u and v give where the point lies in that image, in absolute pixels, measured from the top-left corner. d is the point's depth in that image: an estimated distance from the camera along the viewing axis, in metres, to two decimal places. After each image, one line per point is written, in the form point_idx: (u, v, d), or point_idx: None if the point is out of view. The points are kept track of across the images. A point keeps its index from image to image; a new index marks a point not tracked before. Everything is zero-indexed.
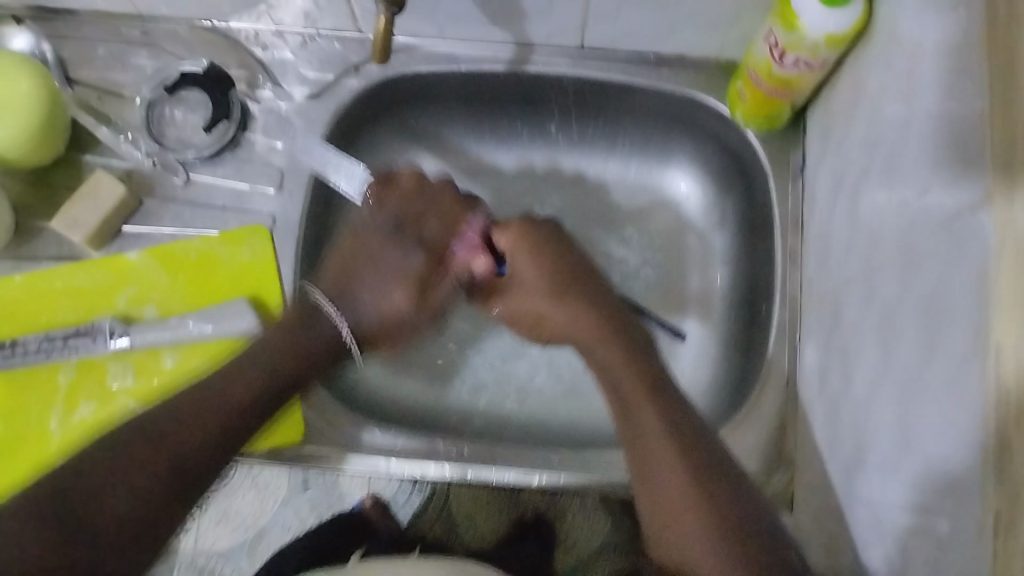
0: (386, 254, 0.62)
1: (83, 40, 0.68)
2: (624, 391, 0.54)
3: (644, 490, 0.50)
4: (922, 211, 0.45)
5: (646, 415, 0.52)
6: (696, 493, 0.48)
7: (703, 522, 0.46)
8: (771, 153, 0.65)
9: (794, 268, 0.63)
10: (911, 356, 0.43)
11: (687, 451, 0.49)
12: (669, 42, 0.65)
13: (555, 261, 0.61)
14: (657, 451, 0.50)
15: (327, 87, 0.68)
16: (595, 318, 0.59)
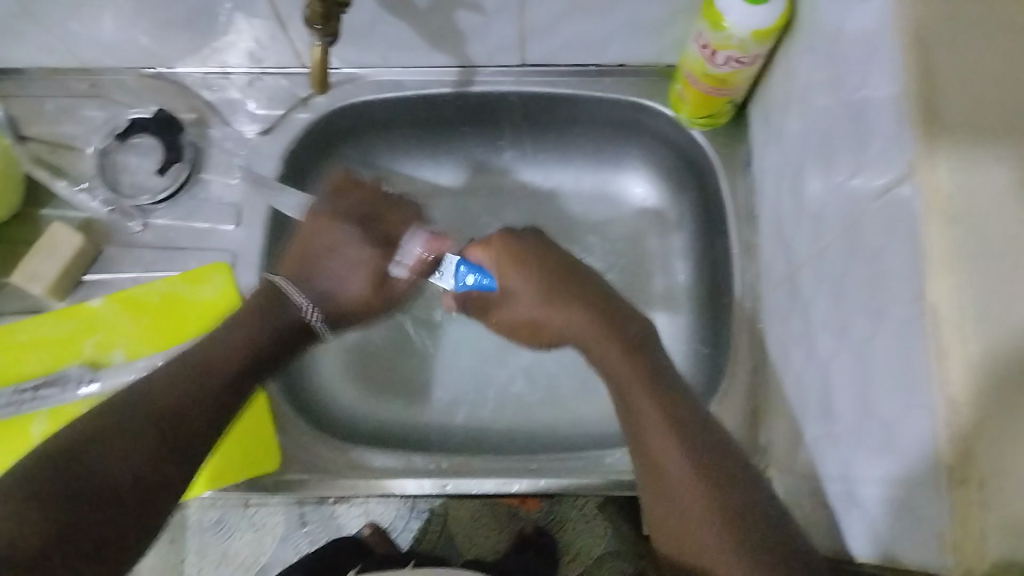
0: (342, 254, 0.65)
1: (32, 98, 0.68)
2: (620, 380, 0.53)
3: (649, 480, 0.49)
4: (858, 189, 0.46)
5: (651, 421, 0.50)
6: (701, 480, 0.47)
7: (710, 511, 0.46)
8: (719, 150, 0.66)
9: (751, 259, 0.63)
10: (862, 330, 0.44)
11: (683, 433, 0.49)
12: (610, 51, 0.66)
13: (545, 265, 0.60)
14: (660, 444, 0.49)
15: (278, 123, 0.68)
16: (593, 323, 0.56)
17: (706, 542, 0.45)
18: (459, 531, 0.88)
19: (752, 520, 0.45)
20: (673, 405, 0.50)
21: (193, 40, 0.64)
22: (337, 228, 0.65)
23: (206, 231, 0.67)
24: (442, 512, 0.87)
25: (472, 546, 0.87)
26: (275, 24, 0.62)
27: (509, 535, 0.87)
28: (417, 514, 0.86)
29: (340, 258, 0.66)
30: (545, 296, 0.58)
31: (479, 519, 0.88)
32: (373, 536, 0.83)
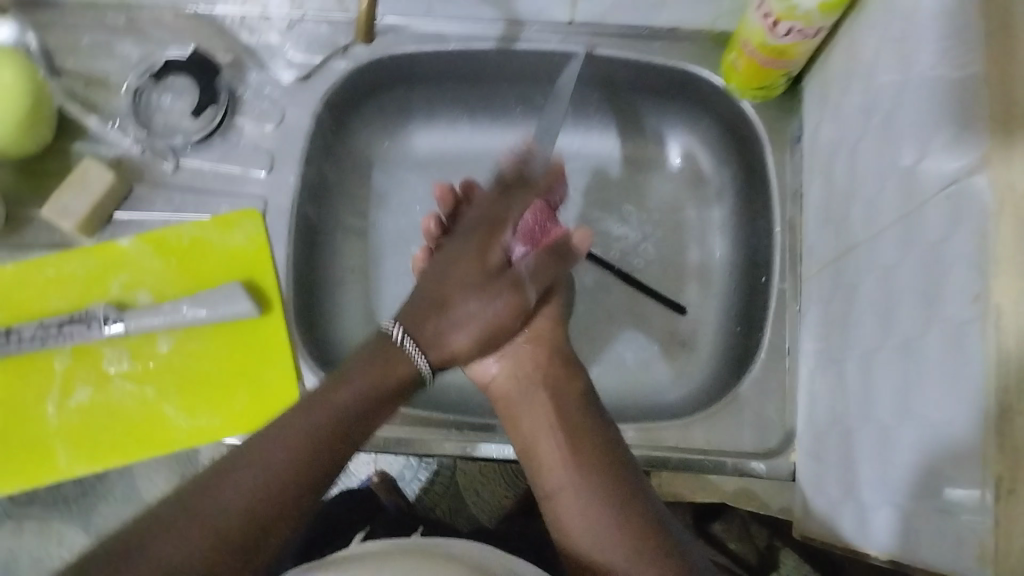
0: (460, 266, 0.57)
1: (69, 29, 0.67)
2: (529, 422, 0.56)
3: (545, 480, 0.52)
4: (919, 175, 0.44)
5: (546, 440, 0.54)
6: (596, 478, 0.51)
7: (595, 506, 0.49)
8: (767, 123, 0.64)
9: (793, 238, 0.62)
10: (911, 321, 0.43)
11: (598, 465, 0.51)
12: (663, 13, 0.64)
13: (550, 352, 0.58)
14: (554, 456, 0.53)
15: (317, 70, 0.67)
16: (541, 367, 0.58)
17: (577, 525, 0.49)
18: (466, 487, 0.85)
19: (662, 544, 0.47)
20: (598, 439, 0.53)
21: None
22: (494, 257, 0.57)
23: (240, 175, 0.66)
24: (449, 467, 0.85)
25: (477, 503, 0.85)
26: None
27: (516, 492, 0.84)
28: (426, 465, 0.85)
29: (457, 276, 0.56)
30: (520, 370, 0.58)
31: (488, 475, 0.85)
32: (380, 484, 0.81)
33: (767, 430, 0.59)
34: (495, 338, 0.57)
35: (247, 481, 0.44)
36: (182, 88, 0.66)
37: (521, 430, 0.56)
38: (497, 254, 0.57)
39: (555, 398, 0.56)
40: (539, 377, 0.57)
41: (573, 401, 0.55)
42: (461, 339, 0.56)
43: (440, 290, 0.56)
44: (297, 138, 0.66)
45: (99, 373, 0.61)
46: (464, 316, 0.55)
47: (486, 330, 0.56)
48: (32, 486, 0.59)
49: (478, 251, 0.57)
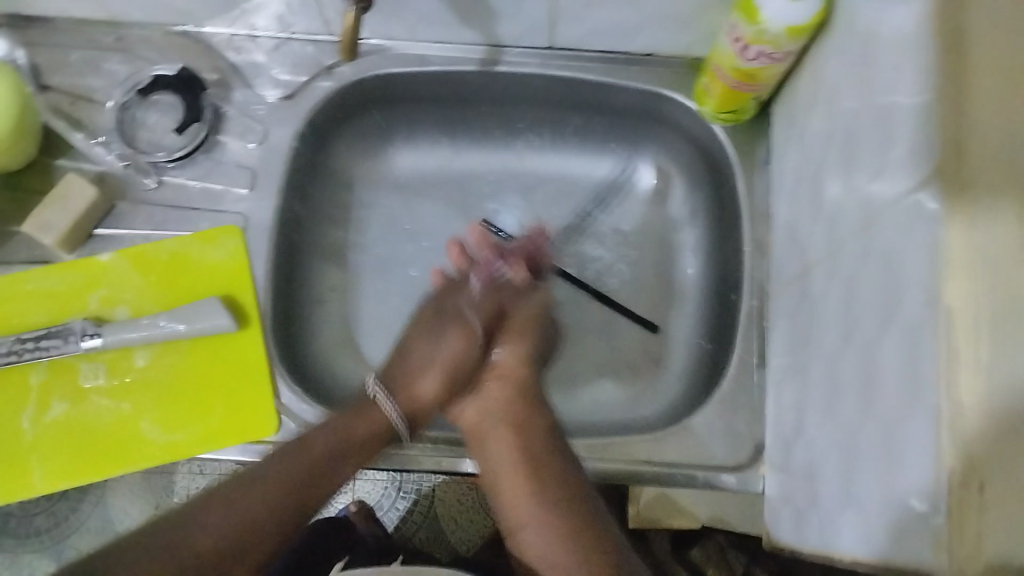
0: (421, 347, 0.62)
1: (56, 47, 0.68)
2: (504, 457, 0.57)
3: (506, 502, 0.56)
4: (877, 191, 0.46)
5: (514, 485, 0.56)
6: (562, 507, 0.54)
7: (558, 532, 0.53)
8: (739, 146, 0.66)
9: (762, 258, 0.63)
10: (871, 331, 0.44)
11: (552, 483, 0.55)
12: (637, 39, 0.66)
13: (526, 399, 0.60)
14: (520, 483, 0.56)
15: (301, 89, 0.68)
16: (519, 407, 0.60)
17: (547, 554, 0.53)
18: (444, 514, 0.84)
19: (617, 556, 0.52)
20: (551, 459, 0.57)
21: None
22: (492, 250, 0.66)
23: (220, 192, 0.66)
24: (428, 494, 0.84)
25: (457, 532, 0.83)
26: None
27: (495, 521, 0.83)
28: (405, 494, 0.84)
29: (420, 353, 0.62)
30: (510, 346, 0.62)
31: (465, 503, 0.84)
32: (358, 514, 0.79)
33: (737, 445, 0.60)
34: (460, 383, 0.62)
35: (221, 521, 0.51)
36: (168, 106, 0.67)
37: (486, 455, 0.58)
38: (457, 302, 0.64)
39: (518, 427, 0.58)
40: (517, 369, 0.61)
41: (544, 436, 0.58)
42: (420, 383, 0.61)
43: (416, 377, 0.61)
44: (280, 156, 0.67)
45: (76, 388, 0.61)
46: (415, 364, 0.62)
47: (450, 368, 0.61)
48: (4, 502, 0.58)
49: (442, 353, 0.62)
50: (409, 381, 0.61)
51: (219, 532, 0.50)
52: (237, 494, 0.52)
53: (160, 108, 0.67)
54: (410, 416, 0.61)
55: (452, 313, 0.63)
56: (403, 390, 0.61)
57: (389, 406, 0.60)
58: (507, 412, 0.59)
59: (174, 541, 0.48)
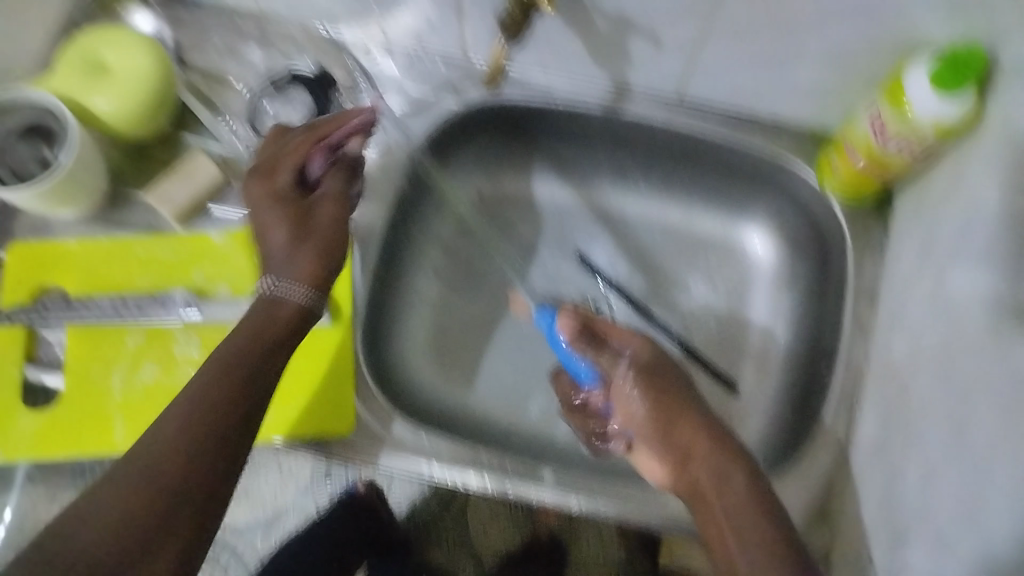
0: (267, 206, 0.53)
1: (199, 26, 0.70)
2: (701, 472, 0.49)
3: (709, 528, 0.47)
4: (1010, 309, 0.45)
5: (716, 502, 0.47)
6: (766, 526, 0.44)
7: (747, 518, 0.45)
8: (854, 226, 0.65)
9: (861, 342, 0.62)
10: (984, 454, 0.43)
11: (738, 494, 0.47)
12: (768, 103, 0.65)
13: (671, 400, 0.54)
14: (719, 495, 0.47)
15: (427, 104, 0.69)
16: (655, 411, 0.53)
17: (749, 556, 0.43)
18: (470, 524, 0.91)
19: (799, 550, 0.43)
20: (732, 473, 0.48)
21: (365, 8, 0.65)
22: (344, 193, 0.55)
23: None
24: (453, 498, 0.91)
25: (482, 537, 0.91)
26: (450, 7, 0.63)
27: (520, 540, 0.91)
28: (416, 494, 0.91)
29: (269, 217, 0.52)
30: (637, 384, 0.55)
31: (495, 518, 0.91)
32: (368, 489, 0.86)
33: (809, 529, 0.59)
34: (332, 248, 0.53)
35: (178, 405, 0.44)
36: (296, 101, 0.67)
37: (715, 517, 0.47)
38: (285, 172, 0.54)
39: (713, 461, 0.49)
40: (665, 405, 0.53)
41: (725, 452, 0.49)
42: (304, 263, 0.51)
43: (284, 257, 0.51)
44: (395, 164, 0.68)
45: (169, 356, 0.61)
46: (283, 246, 0.51)
47: (327, 248, 0.53)
48: (85, 454, 0.59)
49: (275, 210, 0.52)
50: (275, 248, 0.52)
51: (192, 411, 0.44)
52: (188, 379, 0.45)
53: (289, 102, 0.67)
54: (315, 286, 0.52)
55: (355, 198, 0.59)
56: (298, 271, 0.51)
57: (296, 290, 0.51)
58: (700, 459, 0.50)
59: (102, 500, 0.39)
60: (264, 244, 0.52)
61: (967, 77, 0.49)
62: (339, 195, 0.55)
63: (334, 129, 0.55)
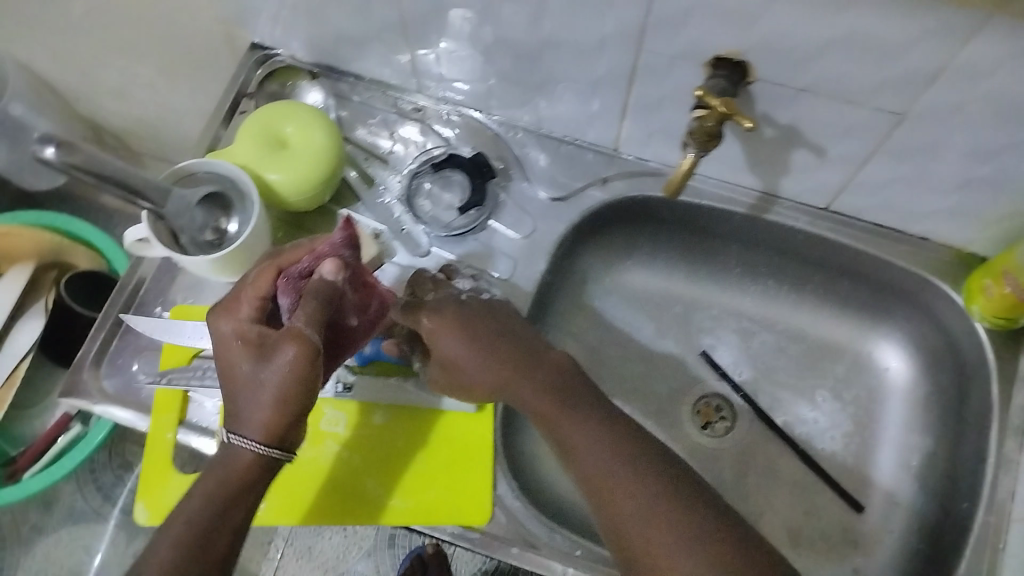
0: (226, 348, 0.53)
1: (363, 104, 0.74)
2: (622, 492, 0.51)
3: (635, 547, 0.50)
4: None
5: (635, 510, 0.51)
6: (695, 536, 0.49)
7: (695, 548, 0.48)
8: (999, 353, 0.64)
9: (1007, 474, 0.61)
10: None
11: (665, 512, 0.50)
12: (920, 223, 0.66)
13: (591, 405, 0.56)
14: (644, 519, 0.50)
15: (573, 194, 0.71)
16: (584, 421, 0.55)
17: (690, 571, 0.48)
18: None
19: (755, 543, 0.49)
20: (666, 488, 0.51)
21: (528, 99, 0.68)
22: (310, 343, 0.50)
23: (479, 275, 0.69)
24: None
25: None
26: (615, 108, 0.65)
27: None
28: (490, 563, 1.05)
29: (231, 355, 0.52)
30: (471, 332, 0.59)
31: None
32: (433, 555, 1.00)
33: None
34: (263, 377, 0.50)
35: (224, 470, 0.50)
36: (454, 182, 0.70)
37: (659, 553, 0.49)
38: (244, 303, 0.54)
39: (621, 461, 0.53)
40: (507, 371, 0.58)
41: (586, 421, 0.55)
42: (264, 412, 0.50)
43: (238, 405, 0.51)
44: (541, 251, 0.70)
45: (316, 430, 0.64)
46: (248, 383, 0.50)
47: (290, 380, 0.50)
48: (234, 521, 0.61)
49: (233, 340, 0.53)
50: (249, 401, 0.50)
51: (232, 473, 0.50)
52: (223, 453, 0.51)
53: (447, 183, 0.70)
54: (271, 434, 0.50)
55: (336, 343, 0.57)
56: (250, 416, 0.50)
57: (250, 444, 0.50)
58: (595, 459, 0.53)
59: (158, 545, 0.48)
60: (231, 382, 0.52)
61: None
62: (303, 331, 0.50)
63: (302, 254, 0.56)
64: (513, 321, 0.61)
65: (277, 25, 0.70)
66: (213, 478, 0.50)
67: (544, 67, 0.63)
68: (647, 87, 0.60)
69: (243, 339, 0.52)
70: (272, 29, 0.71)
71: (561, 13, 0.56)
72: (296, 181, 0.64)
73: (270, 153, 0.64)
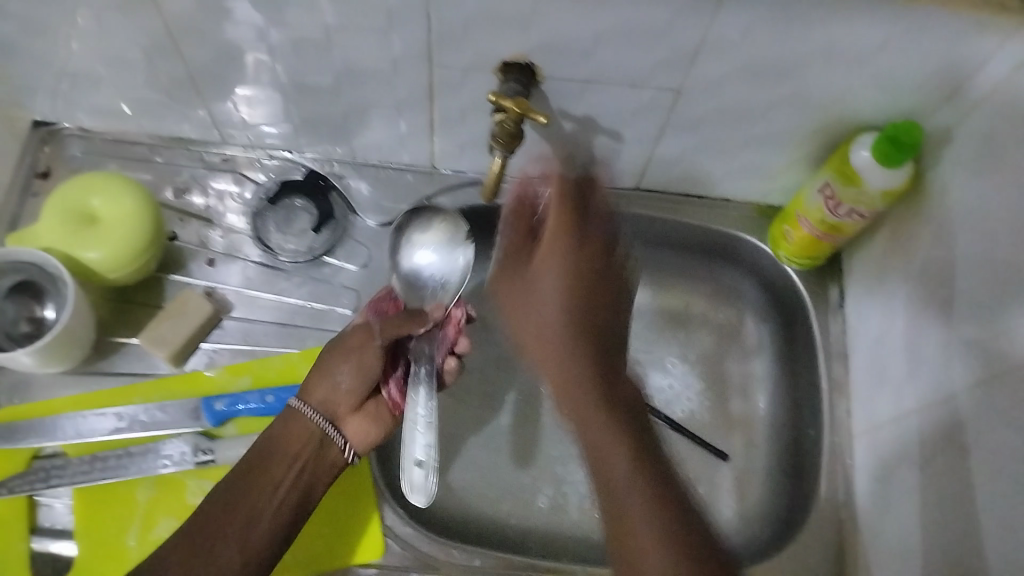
0: (327, 355, 0.60)
1: (170, 165, 0.72)
2: (615, 459, 0.48)
3: (622, 556, 0.46)
4: (1002, 344, 0.50)
5: (597, 420, 0.50)
6: (654, 478, 0.48)
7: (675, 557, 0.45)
8: (811, 290, 0.71)
9: (841, 397, 0.68)
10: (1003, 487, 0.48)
11: (661, 525, 0.46)
12: (718, 187, 0.72)
13: (601, 312, 0.56)
14: (651, 560, 0.45)
15: (401, 217, 0.72)
16: (589, 360, 0.53)
17: (620, 470, 0.48)
18: None
19: (682, 513, 0.47)
20: (631, 446, 0.49)
21: (335, 131, 0.69)
22: (377, 347, 0.59)
23: (322, 312, 0.68)
24: None
25: None
26: (423, 126, 0.67)
27: None
28: None
29: (328, 361, 0.60)
30: (560, 266, 0.56)
31: None
32: None
33: None
34: (336, 383, 0.59)
35: (273, 484, 0.56)
36: (297, 209, 0.71)
37: (591, 436, 0.50)
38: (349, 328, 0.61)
39: (603, 428, 0.50)
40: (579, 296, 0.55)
41: (596, 399, 0.51)
42: (340, 396, 0.59)
43: (319, 392, 0.59)
44: (379, 281, 0.70)
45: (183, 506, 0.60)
46: (332, 380, 0.59)
47: (362, 379, 0.59)
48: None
49: (358, 347, 0.59)
50: (312, 386, 0.59)
51: (293, 464, 0.57)
52: (273, 466, 0.56)
53: (289, 213, 0.71)
54: (331, 416, 0.59)
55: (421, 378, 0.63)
56: (305, 395, 0.59)
57: (316, 420, 0.58)
58: (586, 431, 0.51)
59: (212, 554, 0.52)
60: (309, 386, 0.59)
61: (907, 152, 0.56)
62: (371, 336, 0.59)
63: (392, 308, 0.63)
64: (595, 225, 0.59)
65: (65, 96, 0.68)
66: (239, 520, 0.54)
67: (347, 96, 0.64)
68: (448, 101, 0.63)
69: (357, 355, 0.59)
70: (58, 101, 0.69)
71: (349, 41, 0.57)
72: (115, 258, 0.61)
73: (75, 235, 0.61)
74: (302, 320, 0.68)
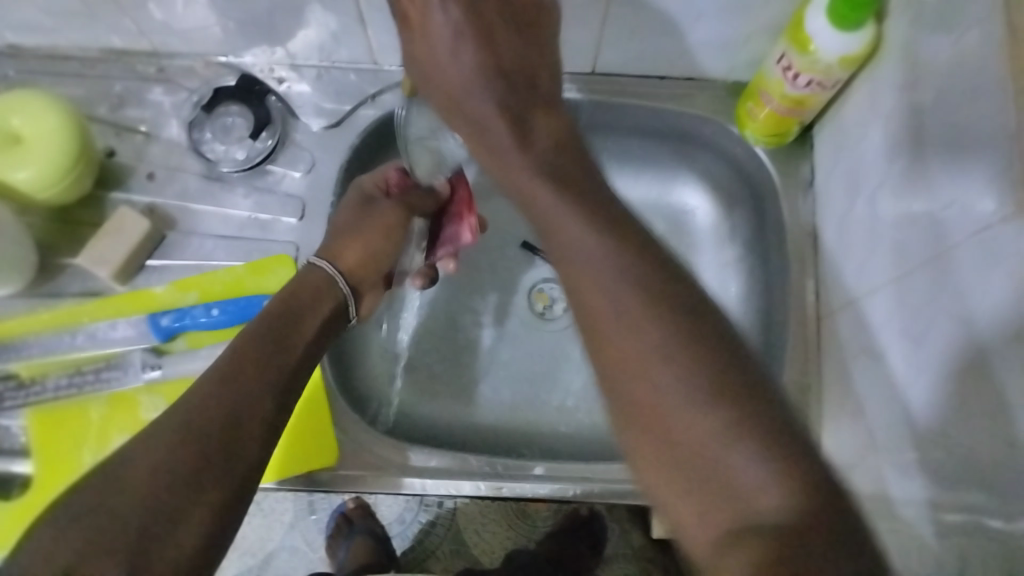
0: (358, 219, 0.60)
1: (102, 78, 0.69)
2: (576, 234, 0.40)
3: (617, 383, 0.37)
4: (953, 220, 0.46)
5: (579, 234, 0.40)
6: (669, 317, 0.37)
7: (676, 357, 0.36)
8: (779, 169, 0.68)
9: (808, 279, 0.65)
10: (948, 368, 0.46)
11: (671, 321, 0.37)
12: (680, 65, 0.67)
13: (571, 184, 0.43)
14: (665, 383, 0.35)
15: (345, 117, 0.69)
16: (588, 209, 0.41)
17: (636, 336, 0.37)
18: None
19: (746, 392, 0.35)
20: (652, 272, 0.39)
21: (263, 31, 0.65)
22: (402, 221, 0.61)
23: (268, 221, 0.67)
24: None
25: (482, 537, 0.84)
26: (353, 17, 0.62)
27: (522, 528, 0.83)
28: None
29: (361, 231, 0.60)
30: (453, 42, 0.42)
31: None
32: None
33: None
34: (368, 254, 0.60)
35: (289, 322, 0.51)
36: (233, 117, 0.67)
37: (580, 285, 0.39)
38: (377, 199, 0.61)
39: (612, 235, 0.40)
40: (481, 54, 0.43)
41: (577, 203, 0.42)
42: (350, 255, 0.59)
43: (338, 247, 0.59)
44: (326, 187, 0.67)
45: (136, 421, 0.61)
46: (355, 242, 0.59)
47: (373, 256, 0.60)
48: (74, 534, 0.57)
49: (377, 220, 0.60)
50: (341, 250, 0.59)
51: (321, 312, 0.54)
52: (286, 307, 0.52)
53: (225, 121, 0.67)
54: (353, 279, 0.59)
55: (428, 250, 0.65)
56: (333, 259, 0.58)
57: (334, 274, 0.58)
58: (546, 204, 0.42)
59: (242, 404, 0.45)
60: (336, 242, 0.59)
61: (864, 10, 0.51)
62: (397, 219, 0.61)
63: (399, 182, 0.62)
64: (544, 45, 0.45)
65: None
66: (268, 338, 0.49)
67: None
68: None
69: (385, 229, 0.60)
70: None
71: None
72: (44, 180, 0.60)
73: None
74: (250, 231, 0.67)
